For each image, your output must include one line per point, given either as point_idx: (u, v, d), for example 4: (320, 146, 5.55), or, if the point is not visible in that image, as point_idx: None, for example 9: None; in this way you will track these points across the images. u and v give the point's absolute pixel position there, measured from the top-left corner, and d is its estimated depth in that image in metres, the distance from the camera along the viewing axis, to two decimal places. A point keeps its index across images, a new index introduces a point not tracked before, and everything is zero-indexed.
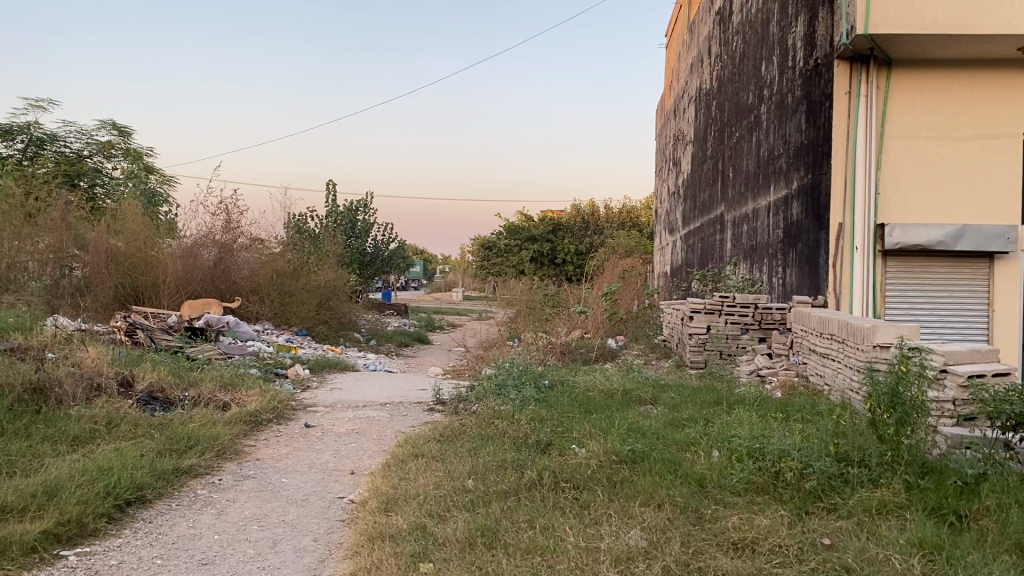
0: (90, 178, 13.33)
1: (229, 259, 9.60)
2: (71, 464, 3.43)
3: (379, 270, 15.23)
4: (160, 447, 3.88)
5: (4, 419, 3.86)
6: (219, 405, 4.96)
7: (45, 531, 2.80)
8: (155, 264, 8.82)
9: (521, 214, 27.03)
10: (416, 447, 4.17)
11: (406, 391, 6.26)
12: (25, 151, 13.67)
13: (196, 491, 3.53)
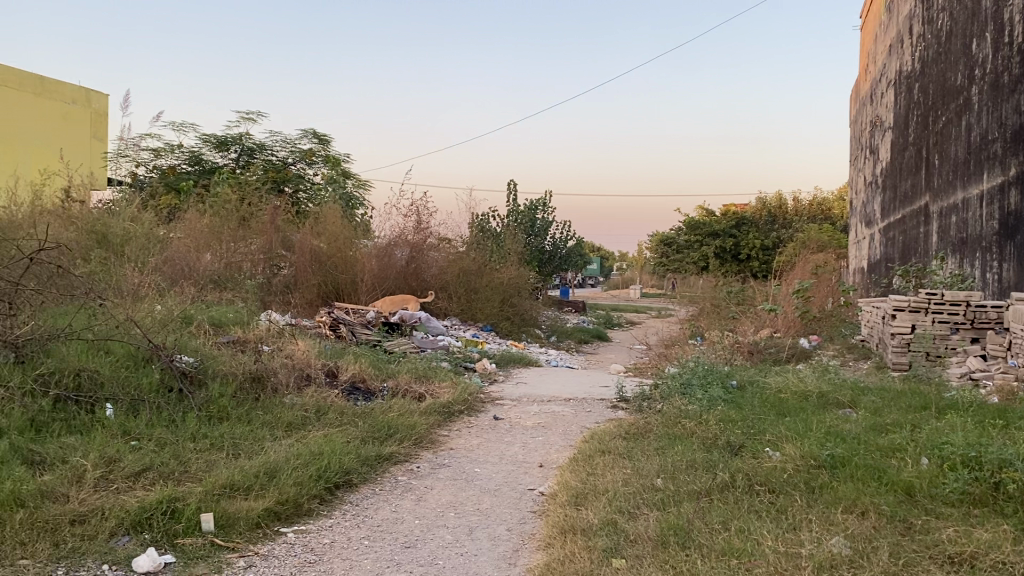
0: (294, 183, 14.35)
1: (420, 258, 10.03)
2: (286, 447, 3.71)
3: (558, 267, 15.40)
4: (363, 434, 4.12)
5: (229, 405, 4.24)
6: (415, 396, 5.20)
7: (267, 509, 3.05)
8: (353, 262, 9.41)
9: (702, 210, 26.44)
10: (603, 443, 4.18)
11: (590, 387, 6.29)
12: (238, 160, 14.91)
13: (396, 476, 3.73)
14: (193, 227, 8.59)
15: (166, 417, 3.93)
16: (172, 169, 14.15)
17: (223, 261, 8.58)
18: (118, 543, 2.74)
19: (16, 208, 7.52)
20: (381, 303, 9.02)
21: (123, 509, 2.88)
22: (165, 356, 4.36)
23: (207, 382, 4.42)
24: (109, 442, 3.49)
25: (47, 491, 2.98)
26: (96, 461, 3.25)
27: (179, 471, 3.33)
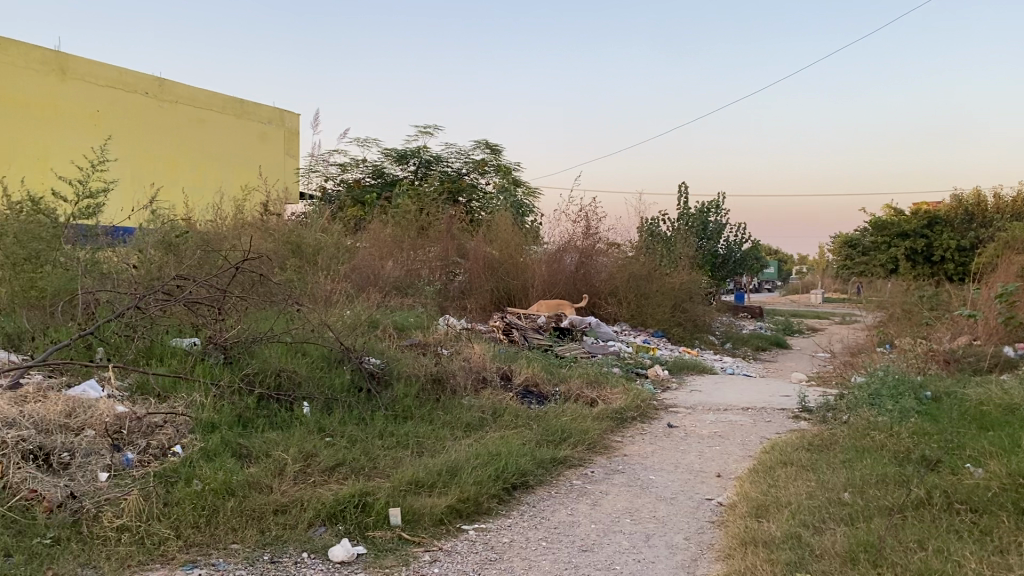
0: (468, 193, 14.79)
1: (589, 263, 10.13)
2: (466, 448, 3.84)
3: (733, 271, 14.98)
4: (538, 438, 4.20)
5: (412, 406, 4.44)
6: (588, 402, 5.24)
7: (450, 506, 3.17)
8: (524, 268, 9.67)
9: (890, 209, 24.85)
10: (784, 454, 4.04)
11: (768, 396, 6.08)
12: (417, 172, 15.58)
13: (572, 480, 3.77)
14: (377, 237, 9.07)
15: (355, 416, 4.17)
16: (356, 183, 14.99)
17: (403, 269, 8.98)
18: (316, 533, 2.94)
19: (223, 223, 8.23)
20: (536, 305, 8.97)
21: (320, 501, 3.08)
22: (353, 359, 4.63)
23: (392, 383, 4.65)
24: (306, 438, 3.75)
25: (254, 482, 3.24)
26: (295, 455, 3.50)
27: (368, 467, 3.53)
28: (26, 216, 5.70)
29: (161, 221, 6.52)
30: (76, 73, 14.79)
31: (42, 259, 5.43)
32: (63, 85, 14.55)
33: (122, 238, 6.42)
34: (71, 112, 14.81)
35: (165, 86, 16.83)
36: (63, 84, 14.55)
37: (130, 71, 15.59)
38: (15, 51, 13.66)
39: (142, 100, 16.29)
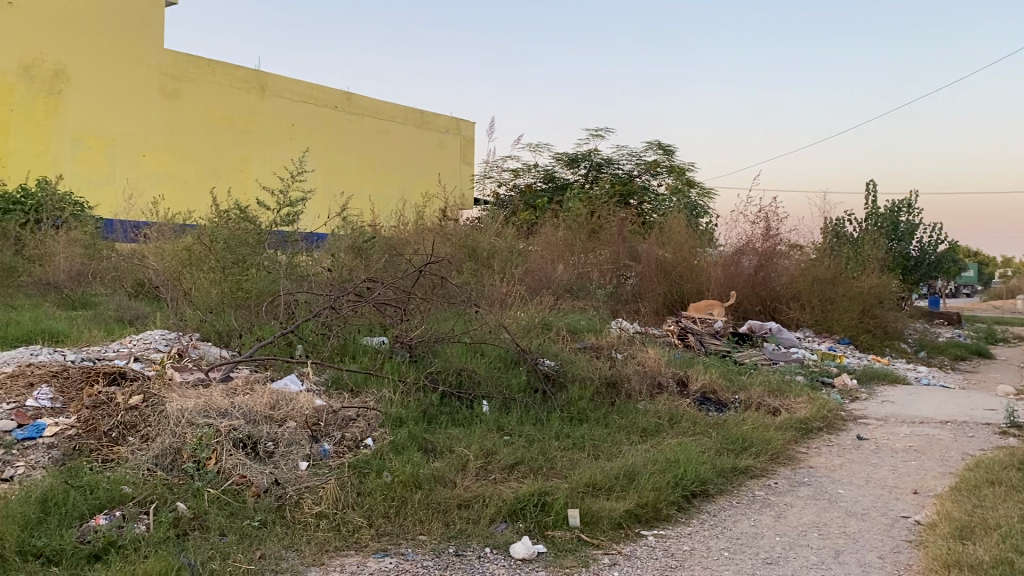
0: (639, 196, 14.67)
1: (769, 266, 9.67)
2: (644, 453, 3.81)
3: (927, 275, 14.00)
4: (717, 446, 4.10)
5: (588, 408, 4.46)
6: (769, 410, 5.05)
7: (628, 510, 3.16)
8: (699, 273, 9.40)
9: None
10: (991, 473, 3.73)
11: (971, 410, 5.63)
12: (588, 176, 15.61)
13: (754, 491, 3.65)
14: (548, 240, 9.18)
15: (533, 416, 4.24)
16: (529, 187, 15.23)
17: (575, 272, 9.04)
18: (497, 529, 3.01)
19: (405, 228, 8.61)
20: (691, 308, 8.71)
21: (501, 498, 3.16)
22: (530, 360, 4.71)
23: (567, 385, 4.70)
24: (487, 436, 3.85)
25: (439, 476, 3.36)
26: (476, 452, 3.60)
27: (546, 467, 3.58)
28: (235, 223, 6.22)
29: (351, 227, 6.91)
30: (273, 90, 16.00)
31: (248, 262, 5.91)
32: (262, 102, 15.81)
33: (316, 243, 6.87)
34: (269, 127, 16.04)
35: (353, 100, 17.84)
36: (263, 100, 15.81)
37: (321, 86, 16.66)
38: (221, 73, 14.96)
39: (331, 114, 17.35)
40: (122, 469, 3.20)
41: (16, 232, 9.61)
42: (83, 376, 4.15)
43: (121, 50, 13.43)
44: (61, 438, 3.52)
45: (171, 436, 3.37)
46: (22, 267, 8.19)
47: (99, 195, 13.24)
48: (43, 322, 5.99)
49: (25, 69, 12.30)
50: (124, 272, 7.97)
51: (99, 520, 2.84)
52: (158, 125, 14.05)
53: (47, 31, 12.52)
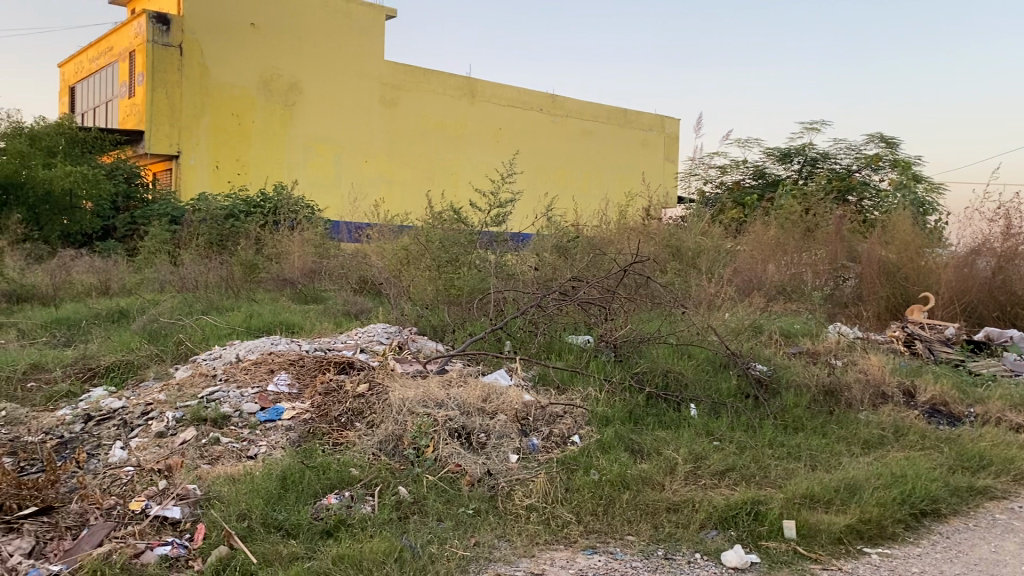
0: (859, 191, 13.83)
1: (1011, 268, 8.41)
2: (866, 466, 3.59)
3: None
4: (950, 463, 3.78)
5: (803, 416, 4.25)
6: (1011, 427, 4.58)
7: (849, 525, 2.99)
8: (927, 274, 8.54)
9: None
10: None
11: None
12: (801, 172, 14.96)
13: (994, 514, 3.33)
14: (759, 240, 9.18)
15: (744, 422, 4.11)
16: (737, 184, 14.80)
17: (787, 273, 8.72)
18: (708, 536, 2.94)
19: (609, 228, 8.64)
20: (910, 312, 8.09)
21: (711, 504, 3.09)
22: (740, 364, 4.58)
23: (780, 392, 4.52)
24: (695, 440, 3.78)
25: (647, 478, 3.34)
26: (685, 456, 3.54)
27: (759, 475, 3.45)
28: (450, 225, 6.57)
29: (556, 226, 7.01)
30: (483, 95, 18.91)
31: (460, 261, 6.15)
32: (472, 107, 18.79)
33: (522, 242, 7.03)
34: (470, 130, 18.91)
35: (558, 101, 20.24)
36: (471, 106, 18.78)
37: (526, 91, 19.28)
38: (440, 83, 18.14)
39: (535, 114, 19.85)
40: (350, 453, 3.46)
41: (258, 233, 10.58)
42: (315, 365, 4.51)
43: (341, 66, 16.62)
44: (297, 421, 3.84)
45: (393, 424, 3.59)
46: (263, 265, 9.03)
47: (326, 193, 16.65)
48: (280, 315, 6.56)
49: (265, 85, 15.58)
50: (350, 269, 8.56)
51: (329, 499, 3.07)
52: (373, 129, 17.30)
53: (284, 53, 15.76)
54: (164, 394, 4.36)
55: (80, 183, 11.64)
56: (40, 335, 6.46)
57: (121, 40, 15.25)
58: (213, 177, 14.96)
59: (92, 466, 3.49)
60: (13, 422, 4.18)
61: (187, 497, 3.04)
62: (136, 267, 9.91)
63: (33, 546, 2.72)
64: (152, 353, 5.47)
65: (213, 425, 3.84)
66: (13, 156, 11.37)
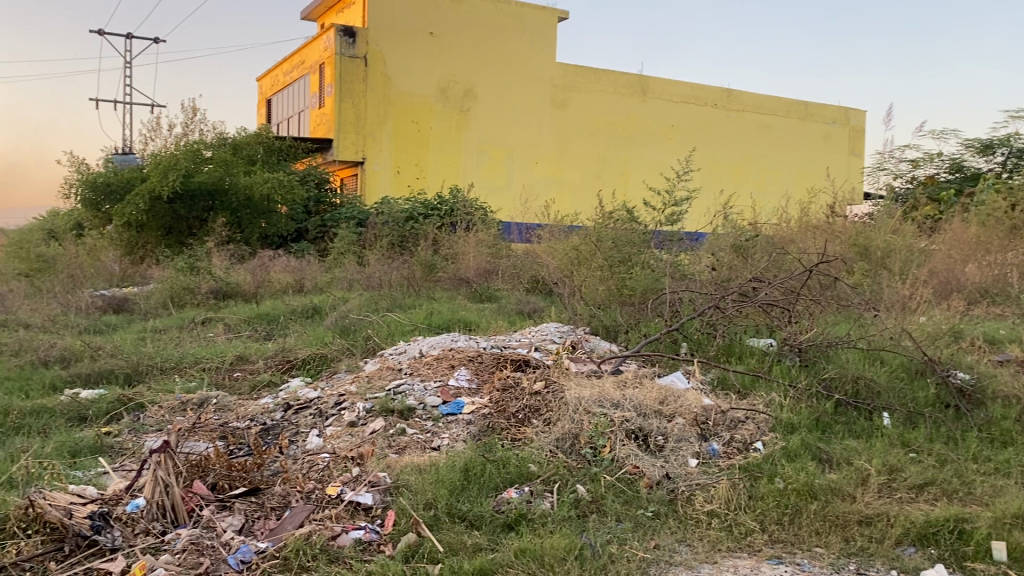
0: None
1: None
2: None
3: None
4: None
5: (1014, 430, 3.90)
6: None
7: None
8: None
9: None
10: None
11: None
12: (1006, 164, 13.77)
13: None
14: (958, 239, 8.55)
15: (944, 433, 3.81)
16: (930, 179, 13.82)
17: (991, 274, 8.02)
18: (905, 553, 2.77)
19: (790, 227, 8.32)
20: None
21: (909, 519, 2.90)
22: (939, 372, 4.26)
23: (986, 402, 4.14)
24: (889, 450, 3.57)
25: (836, 488, 3.18)
26: (879, 467, 3.35)
27: (963, 491, 3.20)
28: (622, 224, 6.55)
29: (733, 225, 6.82)
30: (656, 93, 18.70)
31: (633, 261, 6.11)
32: (644, 104, 18.61)
33: (698, 242, 6.88)
34: (643, 128, 18.76)
35: (733, 95, 19.66)
36: (644, 104, 18.60)
37: (700, 86, 18.88)
38: (612, 83, 18.12)
39: (709, 109, 19.41)
40: (529, 448, 3.52)
41: (435, 235, 10.97)
42: (493, 361, 4.62)
43: (516, 69, 16.98)
44: (477, 415, 3.95)
45: (571, 422, 3.62)
46: (441, 264, 9.35)
47: (499, 195, 17.20)
48: (459, 313, 6.78)
49: (443, 91, 16.28)
50: (524, 269, 8.71)
51: (510, 493, 3.14)
52: (546, 131, 17.58)
53: (461, 59, 16.37)
54: (354, 386, 4.62)
55: (276, 189, 12.55)
56: (244, 329, 7.01)
57: (311, 54, 16.28)
58: (394, 181, 15.91)
59: (292, 452, 3.75)
60: (223, 408, 4.56)
61: (378, 484, 3.21)
62: (326, 266, 10.55)
63: (243, 523, 2.96)
64: (343, 347, 5.80)
65: (399, 417, 4.02)
66: (218, 164, 12.39)
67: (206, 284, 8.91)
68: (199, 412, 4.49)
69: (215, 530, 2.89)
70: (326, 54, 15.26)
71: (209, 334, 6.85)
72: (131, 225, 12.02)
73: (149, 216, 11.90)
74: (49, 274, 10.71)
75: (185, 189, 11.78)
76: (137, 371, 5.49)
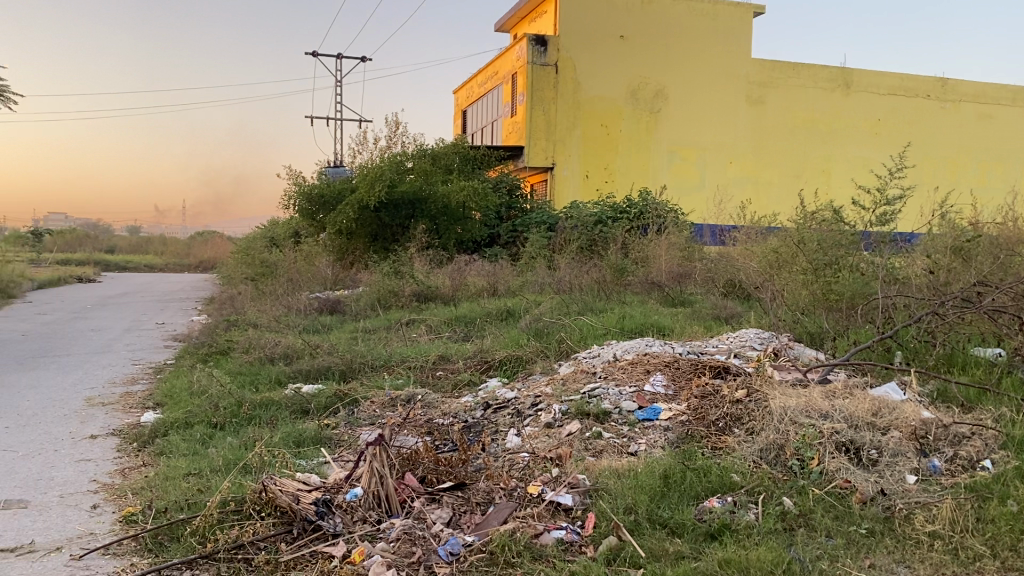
0: None
1: None
2: None
3: None
4: None
5: None
6: None
7: None
8: None
9: None
10: None
11: None
12: None
13: None
14: None
15: None
16: None
17: None
18: None
19: (1018, 226, 7.57)
20: None
21: None
22: None
23: None
24: None
25: None
26: None
27: None
28: (827, 225, 6.24)
29: (952, 224, 6.30)
30: (860, 86, 17.67)
31: (840, 264, 5.82)
32: (847, 98, 17.64)
33: (912, 243, 6.42)
34: (846, 123, 17.78)
35: (949, 85, 18.19)
36: (847, 97, 17.63)
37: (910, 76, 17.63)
38: (812, 77, 17.31)
39: (920, 101, 18.08)
40: (731, 458, 3.44)
41: (626, 239, 10.93)
42: (690, 368, 4.54)
43: (710, 68, 16.62)
44: (675, 422, 3.91)
45: (775, 432, 3.51)
46: (631, 268, 9.32)
47: (690, 197, 16.94)
48: (651, 317, 6.73)
49: (634, 94, 16.25)
50: (718, 272, 8.52)
51: (712, 501, 3.08)
52: (741, 130, 17.08)
53: (652, 60, 16.27)
54: (550, 388, 4.70)
55: (472, 196, 13.00)
56: (444, 331, 7.32)
57: (505, 64, 16.75)
58: (583, 185, 16.10)
59: (493, 449, 3.87)
60: (428, 405, 4.79)
61: (578, 486, 3.24)
62: (518, 270, 10.80)
63: (451, 517, 3.09)
64: (538, 349, 5.92)
65: (595, 420, 4.05)
66: (418, 174, 13.02)
67: (409, 287, 9.38)
68: (406, 408, 4.74)
69: (426, 521, 3.04)
70: (519, 63, 15.71)
71: (412, 335, 7.21)
72: (342, 232, 12.88)
73: (357, 224, 12.70)
74: (271, 278, 11.69)
75: (389, 199, 12.48)
76: (350, 369, 5.87)
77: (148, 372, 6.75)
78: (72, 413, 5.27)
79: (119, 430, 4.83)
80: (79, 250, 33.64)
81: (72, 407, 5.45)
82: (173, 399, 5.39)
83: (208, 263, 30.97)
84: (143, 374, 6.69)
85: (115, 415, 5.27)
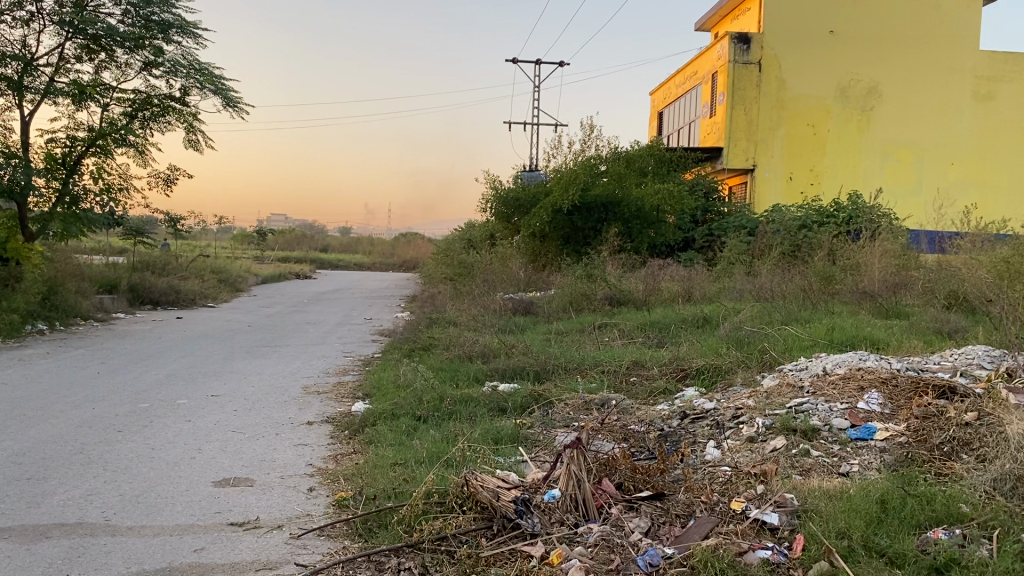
0: None
1: None
2: None
3: None
4: None
5: None
6: None
7: None
8: None
9: None
10: None
11: None
12: None
13: None
14: None
15: None
16: None
17: None
18: None
19: None
20: None
21: None
22: None
23: None
24: None
25: None
26: None
27: None
28: None
29: None
30: None
31: None
32: None
33: None
34: None
35: None
36: None
37: None
38: None
39: None
40: (958, 487, 3.16)
41: (832, 244, 10.34)
42: (911, 386, 4.20)
43: (929, 61, 15.50)
44: (892, 443, 3.64)
45: (1011, 461, 3.16)
46: (839, 276, 8.81)
47: (906, 200, 15.79)
48: (864, 329, 6.31)
49: (844, 92, 15.46)
50: (940, 284, 7.89)
51: (937, 533, 2.81)
52: (967, 127, 15.70)
53: (865, 56, 15.41)
54: (753, 400, 4.52)
55: (666, 200, 12.84)
56: (638, 335, 7.24)
57: (704, 63, 16.40)
58: (787, 188, 15.47)
59: (692, 461, 3.77)
60: (624, 411, 4.75)
61: (785, 506, 3.08)
62: (714, 275, 10.53)
63: (649, 526, 3.03)
64: (738, 359, 5.71)
65: (802, 437, 3.84)
66: (612, 178, 12.99)
67: (602, 290, 9.38)
68: (602, 413, 4.72)
69: (625, 529, 3.00)
70: (719, 63, 15.35)
71: (605, 339, 7.19)
72: (535, 234, 13.14)
73: (551, 227, 12.86)
74: (468, 279, 12.13)
75: (583, 202, 12.53)
76: (545, 369, 5.93)
77: (357, 363, 7.17)
78: (292, 400, 5.68)
79: (333, 418, 5.15)
80: (298, 248, 36.50)
81: (292, 394, 5.87)
82: (381, 391, 5.69)
83: (410, 263, 32.49)
84: (352, 366, 7.10)
85: (329, 403, 5.63)
